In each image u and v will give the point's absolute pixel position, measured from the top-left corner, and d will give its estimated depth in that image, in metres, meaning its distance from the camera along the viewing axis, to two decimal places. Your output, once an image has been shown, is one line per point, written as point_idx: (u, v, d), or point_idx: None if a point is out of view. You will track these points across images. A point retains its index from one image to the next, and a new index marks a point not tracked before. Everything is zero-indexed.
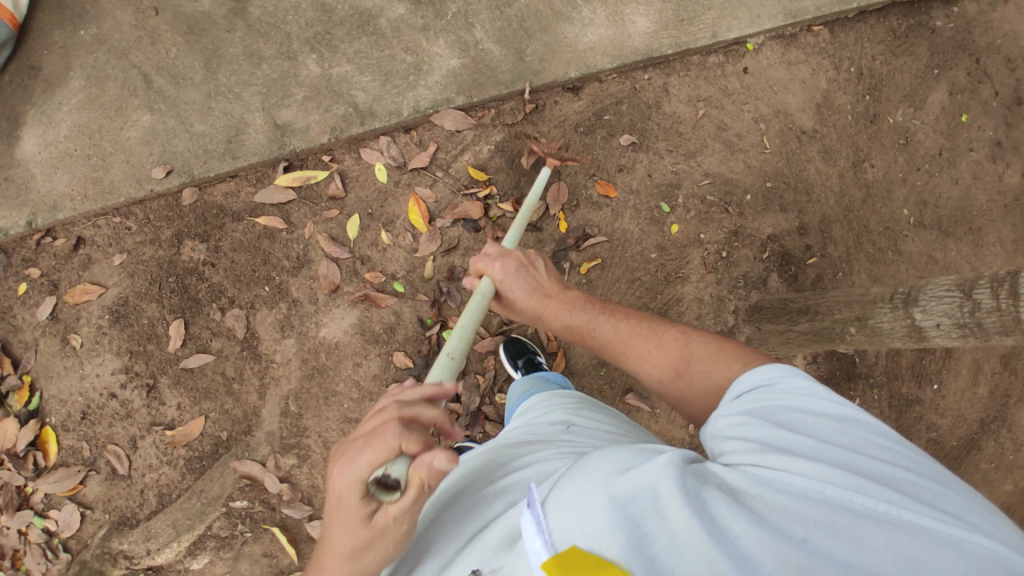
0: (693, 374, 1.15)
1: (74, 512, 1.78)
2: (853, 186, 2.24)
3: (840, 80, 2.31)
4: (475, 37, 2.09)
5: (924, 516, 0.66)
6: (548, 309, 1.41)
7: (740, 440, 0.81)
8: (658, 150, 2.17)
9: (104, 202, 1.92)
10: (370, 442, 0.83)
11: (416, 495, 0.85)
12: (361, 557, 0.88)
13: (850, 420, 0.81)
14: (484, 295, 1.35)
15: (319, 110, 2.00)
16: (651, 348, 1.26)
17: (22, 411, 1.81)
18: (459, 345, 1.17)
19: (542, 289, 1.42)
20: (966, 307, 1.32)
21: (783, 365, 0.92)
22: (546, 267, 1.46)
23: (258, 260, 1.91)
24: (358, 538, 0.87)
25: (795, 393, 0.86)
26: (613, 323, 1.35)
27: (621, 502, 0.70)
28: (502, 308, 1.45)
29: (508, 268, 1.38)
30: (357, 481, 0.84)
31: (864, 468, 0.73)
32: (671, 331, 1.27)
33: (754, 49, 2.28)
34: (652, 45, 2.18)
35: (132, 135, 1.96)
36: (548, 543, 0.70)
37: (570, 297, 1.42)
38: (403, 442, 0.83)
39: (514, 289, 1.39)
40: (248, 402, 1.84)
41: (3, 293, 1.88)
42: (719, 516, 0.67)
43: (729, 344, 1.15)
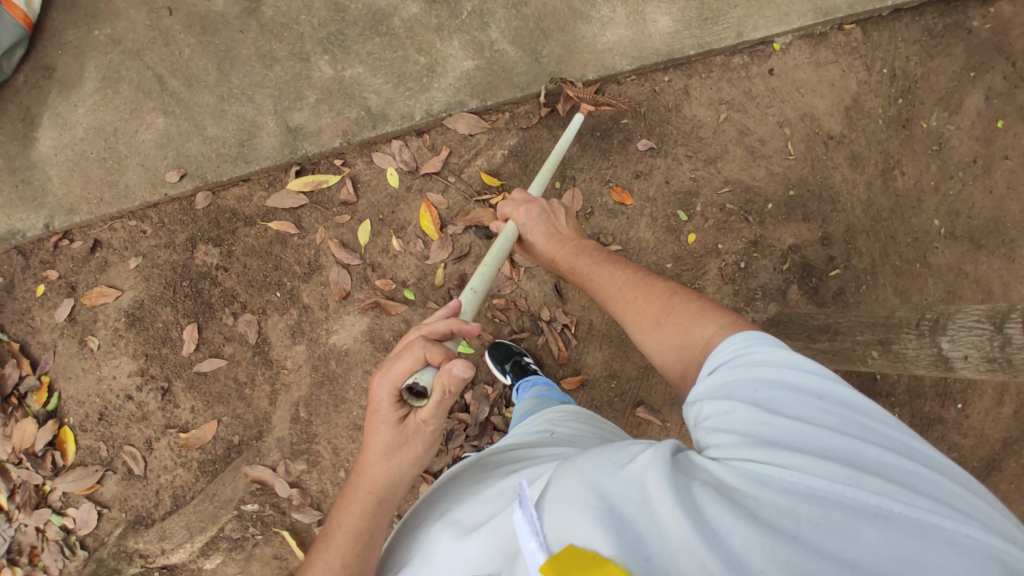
0: (671, 324, 1.09)
1: (91, 510, 1.83)
2: (881, 196, 2.15)
3: (871, 82, 2.20)
4: (490, 38, 2.03)
5: (915, 508, 0.65)
6: (564, 249, 1.46)
7: (724, 422, 0.78)
8: (676, 155, 2.10)
9: (119, 206, 1.93)
10: (401, 353, 0.98)
11: (439, 398, 0.96)
12: (395, 457, 1.01)
13: (835, 400, 0.79)
14: (507, 237, 1.49)
15: (331, 114, 1.98)
16: (637, 296, 1.21)
17: (41, 412, 1.85)
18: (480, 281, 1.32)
19: (560, 235, 1.50)
20: (996, 342, 1.31)
21: (766, 335, 0.90)
22: (567, 216, 1.55)
23: (270, 265, 1.92)
24: (394, 440, 1.01)
25: (779, 368, 0.82)
26: (612, 274, 1.32)
27: (614, 501, 0.67)
28: (527, 251, 1.59)
29: (532, 213, 1.52)
30: (393, 388, 0.99)
31: (854, 455, 0.72)
32: (657, 285, 1.21)
33: (782, 50, 2.18)
34: (674, 46, 2.10)
35: (146, 138, 1.96)
36: (543, 543, 0.66)
37: (582, 245, 1.45)
38: (427, 352, 0.97)
39: (535, 233, 1.50)
40: (259, 408, 1.86)
41: (22, 294, 1.92)
42: (713, 513, 0.64)
43: (715, 304, 1.08)
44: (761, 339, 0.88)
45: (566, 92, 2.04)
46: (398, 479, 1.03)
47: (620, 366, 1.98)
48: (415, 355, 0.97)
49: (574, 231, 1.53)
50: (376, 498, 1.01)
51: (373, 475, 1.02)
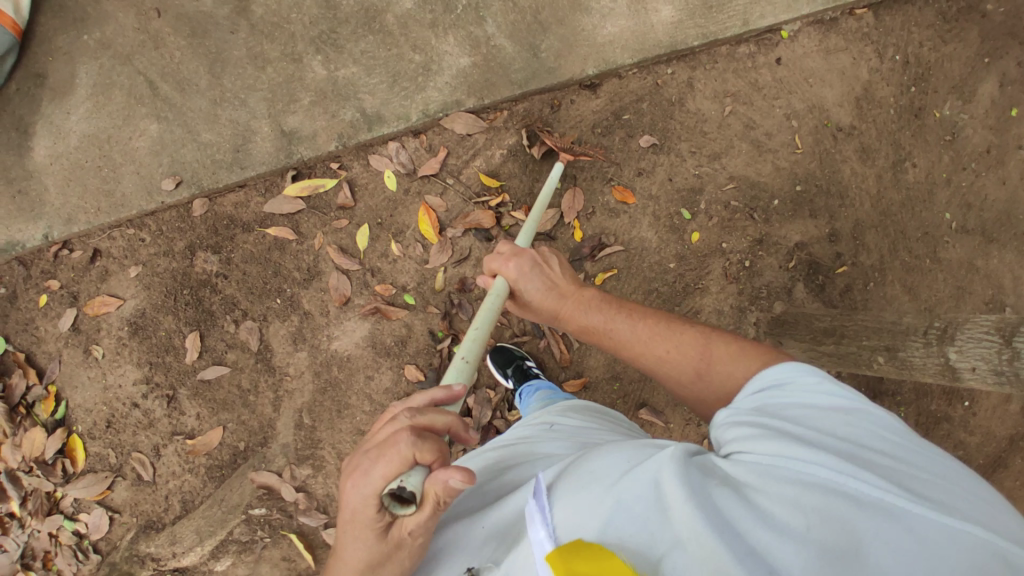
0: (714, 375, 1.09)
1: (103, 516, 1.88)
2: (891, 190, 2.09)
3: (883, 70, 2.11)
4: (486, 33, 1.97)
5: (929, 507, 0.67)
6: (568, 302, 1.37)
7: (745, 426, 0.82)
8: (680, 151, 2.05)
9: (116, 215, 1.93)
10: (384, 453, 0.79)
11: (432, 509, 0.80)
12: (377, 569, 0.84)
13: (856, 408, 0.81)
14: (498, 295, 1.34)
15: (326, 116, 1.94)
16: (669, 347, 1.19)
17: (50, 421, 1.89)
18: (473, 349, 1.15)
19: (559, 288, 1.39)
20: (1003, 355, 1.34)
21: (795, 363, 0.91)
22: (561, 265, 1.43)
23: (269, 272, 1.91)
24: (374, 552, 0.83)
25: (802, 385, 0.85)
26: (632, 323, 1.28)
27: (623, 499, 0.73)
28: (520, 308, 1.44)
29: (524, 267, 1.36)
30: (372, 496, 0.79)
31: (872, 459, 0.73)
32: (690, 331, 1.20)
33: (790, 37, 2.10)
34: (677, 37, 2.03)
35: (140, 145, 1.94)
36: (551, 535, 0.74)
37: (585, 298, 1.37)
38: (416, 453, 0.79)
39: (530, 289, 1.37)
40: (263, 414, 1.88)
41: (25, 304, 1.94)
42: (721, 506, 0.69)
43: (750, 345, 1.09)
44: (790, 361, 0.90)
45: (544, 138, 1.99)
46: None
47: (623, 368, 1.97)
48: (401, 456, 0.79)
49: (571, 280, 1.42)
50: None
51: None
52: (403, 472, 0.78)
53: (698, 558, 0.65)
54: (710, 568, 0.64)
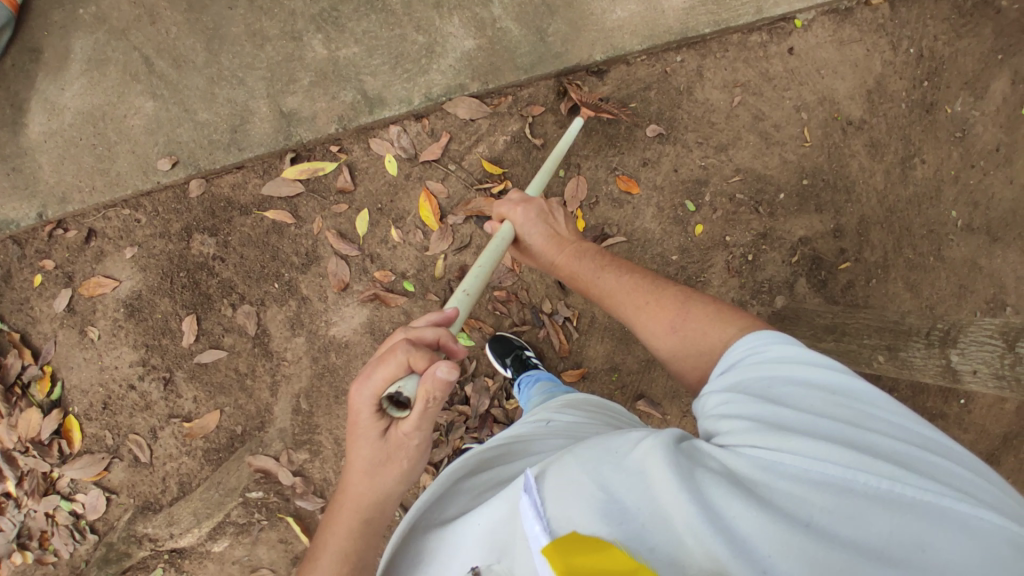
0: (688, 329, 1.09)
1: (100, 496, 1.89)
2: (899, 186, 2.06)
3: (897, 62, 2.07)
4: (492, 14, 1.92)
5: (930, 492, 0.66)
6: (565, 251, 1.42)
7: (736, 413, 0.80)
8: (687, 142, 2.01)
9: (112, 194, 1.89)
10: (383, 360, 0.95)
11: (424, 408, 0.93)
12: (378, 471, 0.98)
13: (850, 390, 0.80)
14: (505, 238, 1.41)
15: (326, 98, 1.90)
16: (649, 302, 1.20)
17: (45, 401, 1.89)
18: (475, 284, 1.26)
19: (559, 237, 1.44)
20: (1001, 361, 1.53)
21: (777, 335, 0.91)
22: (565, 217, 1.49)
23: (267, 256, 1.89)
24: (377, 452, 0.98)
25: (792, 362, 0.84)
26: (618, 280, 1.29)
27: (620, 492, 0.73)
28: (521, 252, 1.51)
29: (529, 214, 1.44)
30: (374, 397, 0.96)
31: (869, 444, 0.73)
32: (671, 289, 1.21)
33: (803, 27, 2.06)
34: (688, 23, 1.98)
35: (136, 124, 1.90)
36: (549, 529, 0.73)
37: (584, 249, 1.41)
38: (410, 358, 0.94)
39: (532, 233, 1.43)
40: (261, 399, 1.87)
41: (20, 284, 1.91)
42: (721, 502, 0.68)
43: (732, 308, 1.09)
44: (780, 337, 0.89)
45: (571, 93, 1.96)
46: (379, 494, 0.99)
47: (621, 359, 1.96)
48: (397, 360, 0.94)
49: (574, 232, 1.48)
50: (360, 518, 0.97)
51: (357, 488, 0.98)
52: (399, 376, 0.94)
53: (698, 553, 0.65)
54: (711, 564, 0.64)
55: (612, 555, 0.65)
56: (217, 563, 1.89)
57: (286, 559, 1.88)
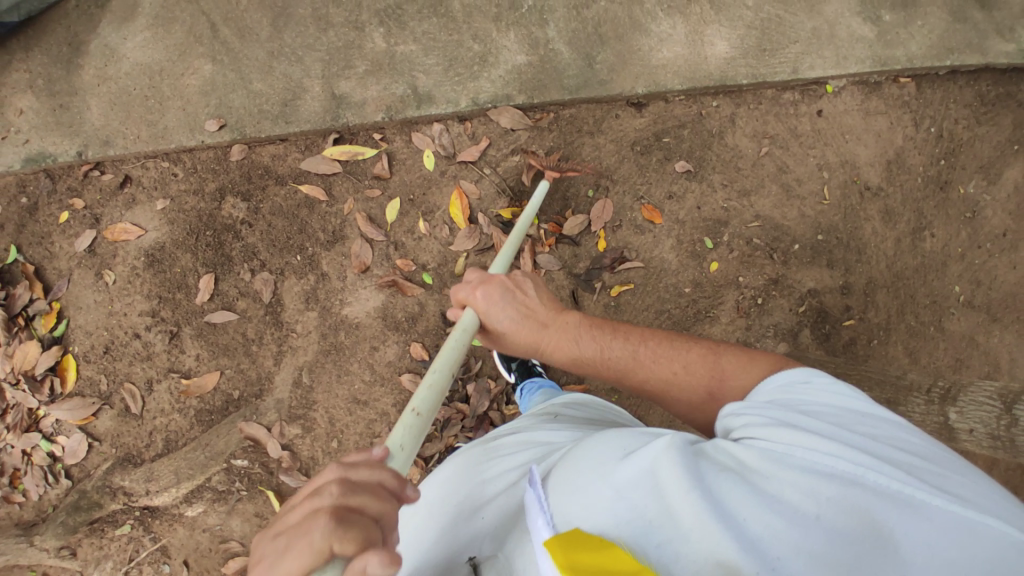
0: (727, 395, 1.07)
1: (82, 441, 1.86)
2: (908, 255, 2.14)
3: (917, 138, 2.19)
4: (546, 36, 2.04)
5: (937, 497, 0.68)
6: (549, 333, 1.26)
7: (747, 422, 0.83)
8: (712, 182, 2.09)
9: (155, 146, 1.94)
10: (296, 544, 0.61)
11: None
12: None
13: (858, 407, 0.84)
14: (465, 331, 1.21)
15: (378, 87, 1.97)
16: (678, 369, 1.15)
17: (47, 336, 1.88)
18: (429, 401, 0.98)
19: (536, 317, 1.28)
20: (1002, 421, 1.87)
21: (798, 365, 0.96)
22: (536, 288, 1.32)
23: (295, 228, 1.92)
24: None
25: (808, 385, 0.89)
26: (629, 347, 1.21)
27: (625, 488, 0.74)
28: (491, 339, 1.32)
29: (492, 294, 1.26)
30: None
31: (879, 451, 0.75)
32: (695, 348, 1.17)
33: (834, 92, 2.18)
34: (727, 72, 2.10)
35: (191, 83, 1.96)
36: (553, 523, 0.76)
37: (569, 326, 1.26)
38: (334, 544, 0.61)
39: (502, 319, 1.26)
40: (263, 366, 1.87)
41: (45, 218, 1.94)
42: (729, 498, 0.70)
43: (761, 356, 1.08)
44: (800, 370, 0.94)
45: (530, 162, 2.01)
46: None
47: None
48: (314, 547, 0.61)
49: (550, 306, 1.31)
50: None
51: None
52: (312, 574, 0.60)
53: (703, 546, 0.66)
54: (714, 560, 0.65)
55: (612, 554, 0.67)
56: (187, 529, 1.85)
57: (258, 534, 1.84)
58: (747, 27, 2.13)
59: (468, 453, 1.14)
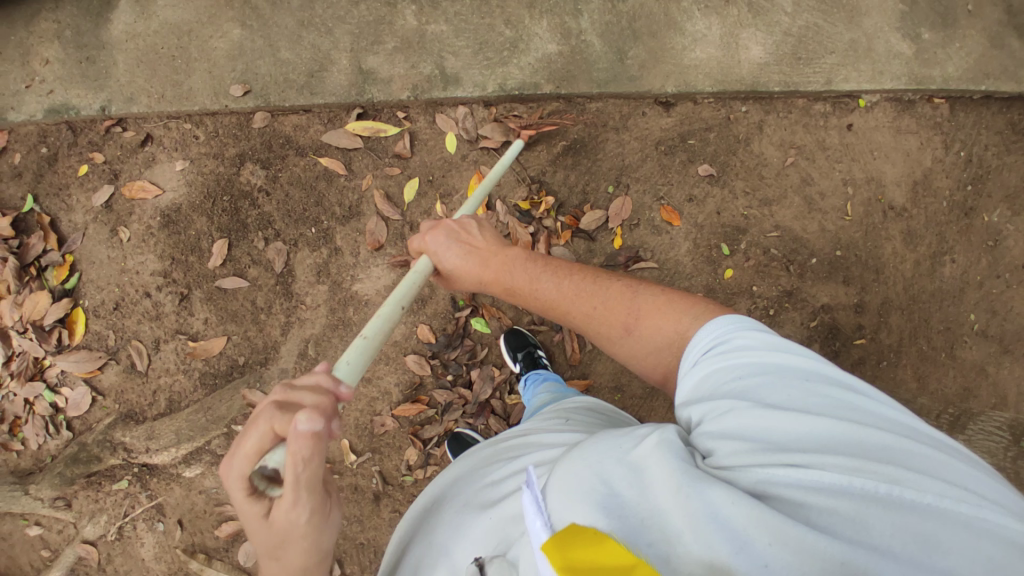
0: (642, 328, 1.10)
1: (86, 394, 1.88)
2: (926, 278, 2.11)
3: (946, 161, 2.15)
4: (580, 26, 2.01)
5: (927, 493, 0.67)
6: (490, 265, 1.30)
7: (717, 419, 0.81)
8: (734, 188, 2.06)
9: (178, 106, 1.94)
10: (245, 432, 0.79)
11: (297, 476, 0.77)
12: (278, 555, 0.82)
13: (828, 387, 0.81)
14: (418, 272, 1.29)
15: (405, 65, 1.95)
16: (596, 305, 1.18)
17: (58, 288, 1.89)
18: (377, 328, 1.11)
19: (478, 253, 1.32)
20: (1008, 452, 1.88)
21: (746, 325, 0.93)
22: (480, 229, 1.38)
23: (312, 200, 1.92)
24: (268, 537, 0.81)
25: (764, 355, 0.86)
26: (558, 283, 1.25)
27: (618, 486, 0.73)
28: (446, 281, 1.39)
29: (438, 239, 1.33)
30: (242, 477, 0.79)
31: (863, 445, 0.73)
32: (617, 285, 1.20)
33: (866, 107, 2.14)
34: (759, 77, 2.07)
35: (219, 46, 1.95)
36: (549, 524, 0.73)
37: (507, 258, 1.30)
38: (274, 425, 0.78)
39: (449, 258, 1.31)
40: (270, 335, 1.88)
41: (64, 170, 1.94)
42: (722, 501, 0.67)
43: (678, 296, 1.11)
44: (749, 329, 0.91)
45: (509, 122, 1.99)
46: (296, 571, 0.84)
47: (627, 381, 1.95)
48: (259, 430, 0.78)
49: (494, 242, 1.37)
50: None
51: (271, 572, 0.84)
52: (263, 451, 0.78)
53: (697, 550, 0.65)
54: (706, 564, 0.64)
55: (606, 547, 0.65)
56: (184, 489, 1.86)
57: None
58: (784, 34, 2.10)
59: (478, 457, 1.13)
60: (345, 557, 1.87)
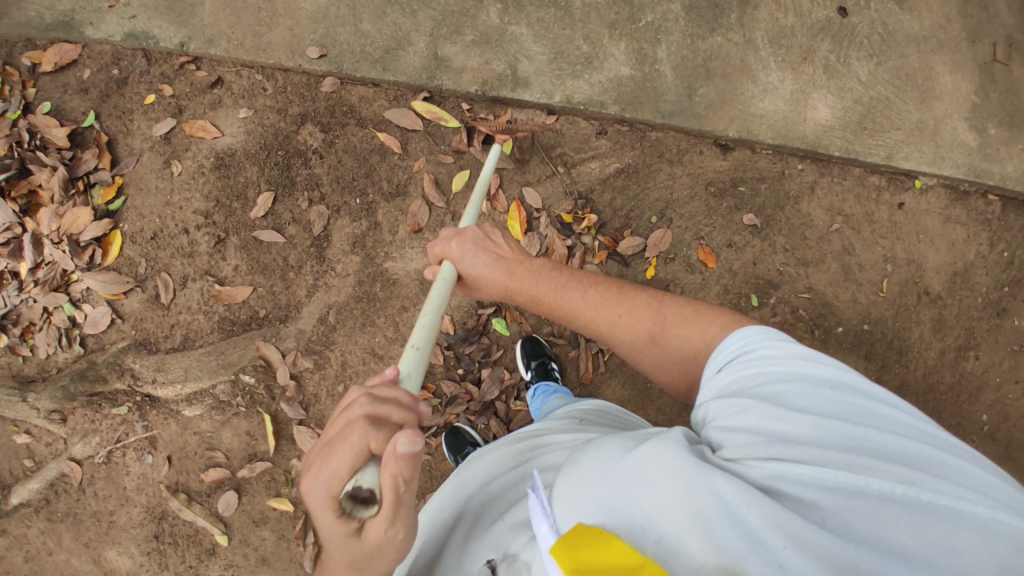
0: (670, 338, 1.08)
1: (105, 315, 1.90)
2: (947, 370, 2.08)
3: (988, 258, 2.14)
4: (656, 55, 2.03)
5: (943, 494, 0.67)
6: (516, 273, 1.27)
7: (735, 422, 0.80)
8: (774, 243, 2.05)
9: (254, 56, 1.97)
10: (335, 448, 0.75)
11: (393, 500, 0.74)
12: (360, 568, 0.80)
13: (843, 391, 0.81)
14: (446, 279, 1.23)
15: (480, 59, 1.98)
16: (622, 314, 1.15)
17: (102, 207, 1.92)
18: (426, 336, 1.04)
19: (505, 259, 1.30)
20: None
21: (767, 333, 0.92)
22: (505, 236, 1.35)
23: (362, 171, 1.94)
24: (350, 554, 0.78)
25: (785, 361, 0.85)
26: (583, 293, 1.21)
27: (624, 485, 0.71)
28: (468, 288, 1.35)
29: (466, 243, 1.29)
30: (329, 497, 0.74)
31: (878, 449, 0.73)
32: (642, 293, 1.17)
33: (920, 189, 2.13)
34: (821, 139, 2.08)
35: (305, 7, 1.99)
36: (556, 526, 0.73)
37: (535, 266, 1.28)
38: (369, 441, 0.75)
39: (474, 263, 1.28)
40: (295, 294, 1.90)
41: (131, 95, 1.98)
42: (732, 496, 0.66)
43: (709, 310, 1.09)
44: (773, 335, 0.90)
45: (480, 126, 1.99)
46: None
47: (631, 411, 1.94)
48: (353, 446, 0.75)
49: (521, 251, 1.34)
50: None
51: None
52: (358, 468, 0.74)
53: (705, 547, 0.64)
54: (717, 560, 0.63)
55: (614, 549, 0.65)
56: (180, 427, 1.87)
57: (244, 452, 1.86)
58: (854, 101, 2.10)
59: (492, 456, 1.14)
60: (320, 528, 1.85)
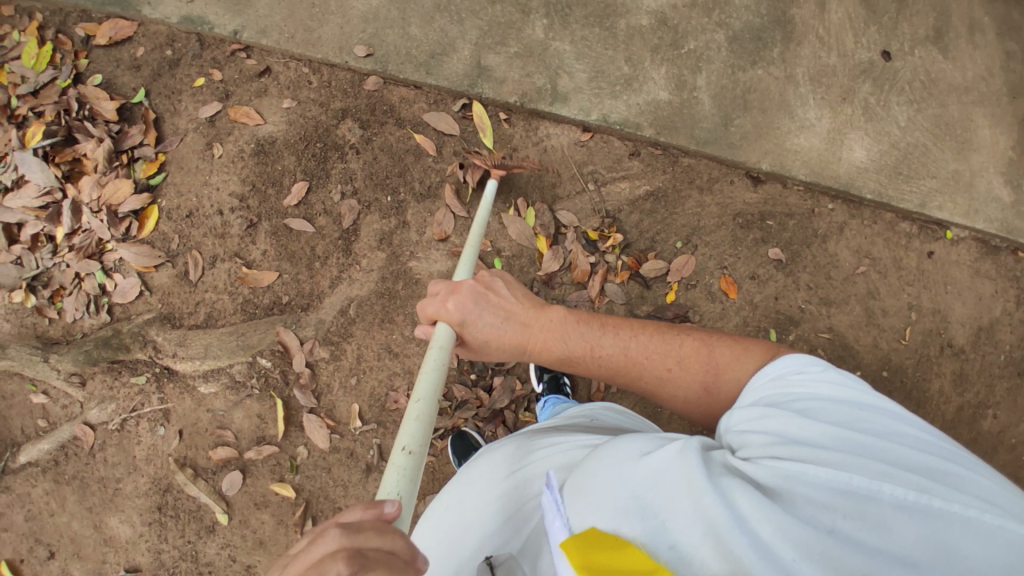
0: (723, 389, 1.07)
1: (134, 286, 1.95)
2: (963, 426, 2.04)
3: (1015, 316, 2.10)
4: (695, 83, 2.05)
5: (953, 503, 0.68)
6: (532, 332, 1.24)
7: (756, 430, 0.81)
8: (798, 280, 2.04)
9: (303, 50, 2.03)
10: None
11: None
12: None
13: (864, 404, 0.81)
14: (442, 347, 1.13)
15: (521, 72, 2.02)
16: (672, 365, 1.14)
17: (142, 181, 1.98)
18: (417, 435, 0.93)
19: (515, 316, 1.25)
20: None
21: (800, 354, 0.92)
22: (506, 286, 1.29)
23: (396, 170, 1.98)
24: None
25: (812, 377, 0.85)
26: (620, 344, 1.20)
27: (641, 490, 0.73)
28: (473, 350, 1.28)
29: (465, 303, 1.21)
30: None
31: (894, 458, 0.74)
32: (687, 338, 1.16)
33: (951, 239, 2.11)
34: (854, 180, 2.07)
35: (357, 6, 2.04)
36: (570, 524, 0.75)
37: (552, 323, 1.25)
38: None
39: (483, 327, 1.22)
40: (319, 284, 1.93)
41: (182, 77, 2.05)
42: (742, 502, 0.68)
43: (754, 346, 1.09)
44: (805, 356, 0.90)
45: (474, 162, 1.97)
46: None
47: None
48: None
49: (527, 302, 1.28)
50: None
51: None
52: None
53: (716, 555, 0.65)
54: (728, 565, 0.64)
55: (628, 554, 0.67)
56: (194, 402, 1.91)
57: (253, 434, 1.89)
58: (891, 145, 2.09)
59: (502, 445, 1.16)
60: (319, 517, 1.86)
